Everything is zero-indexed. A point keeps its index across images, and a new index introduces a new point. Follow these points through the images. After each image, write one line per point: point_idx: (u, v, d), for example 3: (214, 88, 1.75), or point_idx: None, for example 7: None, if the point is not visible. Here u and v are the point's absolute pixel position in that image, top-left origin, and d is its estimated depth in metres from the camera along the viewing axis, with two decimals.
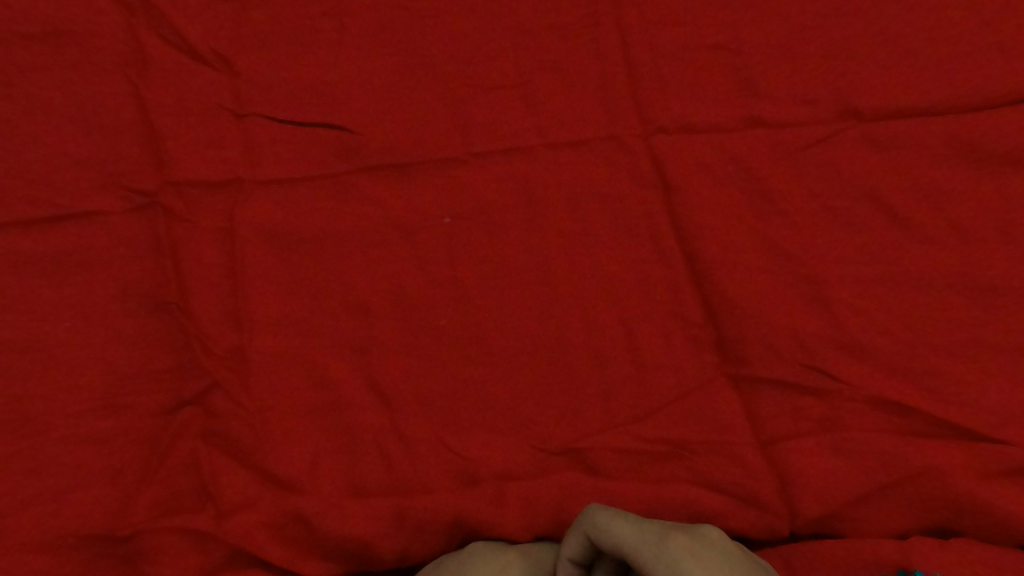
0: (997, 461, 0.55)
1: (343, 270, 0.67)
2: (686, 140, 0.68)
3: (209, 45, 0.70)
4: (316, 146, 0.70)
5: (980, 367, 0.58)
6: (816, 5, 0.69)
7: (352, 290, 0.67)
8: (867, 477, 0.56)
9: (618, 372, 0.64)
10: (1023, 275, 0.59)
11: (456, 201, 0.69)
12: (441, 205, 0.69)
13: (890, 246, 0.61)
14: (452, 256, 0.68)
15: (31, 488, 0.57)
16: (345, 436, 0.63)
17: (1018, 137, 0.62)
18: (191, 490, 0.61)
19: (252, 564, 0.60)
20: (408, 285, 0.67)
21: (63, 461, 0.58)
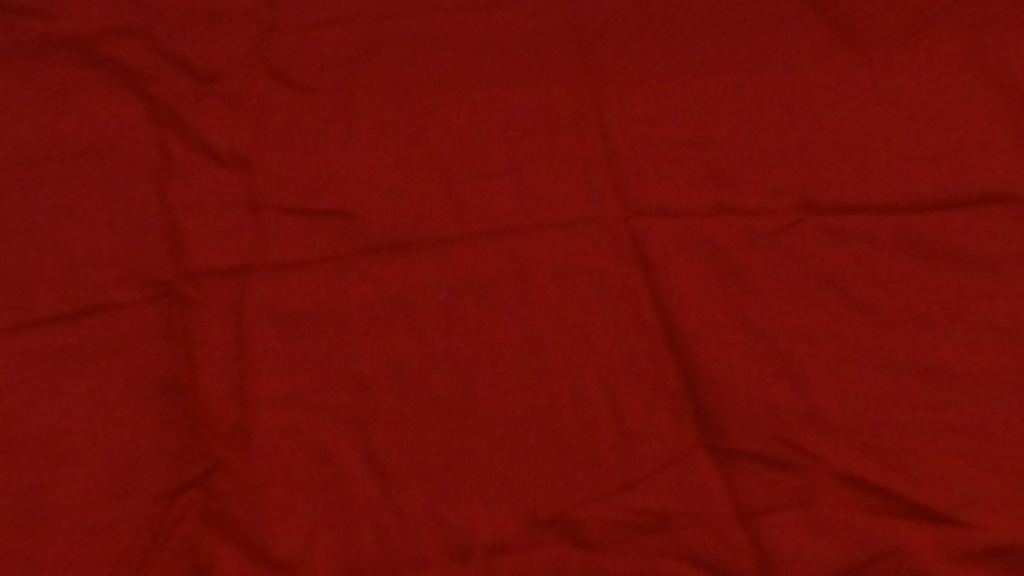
0: (961, 541, 0.57)
1: (343, 345, 0.70)
2: (662, 224, 0.74)
3: (230, 149, 0.79)
4: (321, 231, 0.76)
5: (942, 445, 0.61)
6: (771, 110, 0.78)
7: (351, 364, 0.69)
8: (843, 554, 0.58)
9: (606, 446, 0.65)
10: (972, 359, 0.64)
11: (450, 278, 0.73)
12: (436, 282, 0.73)
13: (853, 327, 0.66)
14: (446, 332, 0.70)
15: (34, 572, 0.59)
16: (337, 513, 0.63)
17: (955, 232, 0.68)
18: (184, 572, 0.60)
19: None
20: (405, 359, 0.69)
21: (67, 543, 0.60)
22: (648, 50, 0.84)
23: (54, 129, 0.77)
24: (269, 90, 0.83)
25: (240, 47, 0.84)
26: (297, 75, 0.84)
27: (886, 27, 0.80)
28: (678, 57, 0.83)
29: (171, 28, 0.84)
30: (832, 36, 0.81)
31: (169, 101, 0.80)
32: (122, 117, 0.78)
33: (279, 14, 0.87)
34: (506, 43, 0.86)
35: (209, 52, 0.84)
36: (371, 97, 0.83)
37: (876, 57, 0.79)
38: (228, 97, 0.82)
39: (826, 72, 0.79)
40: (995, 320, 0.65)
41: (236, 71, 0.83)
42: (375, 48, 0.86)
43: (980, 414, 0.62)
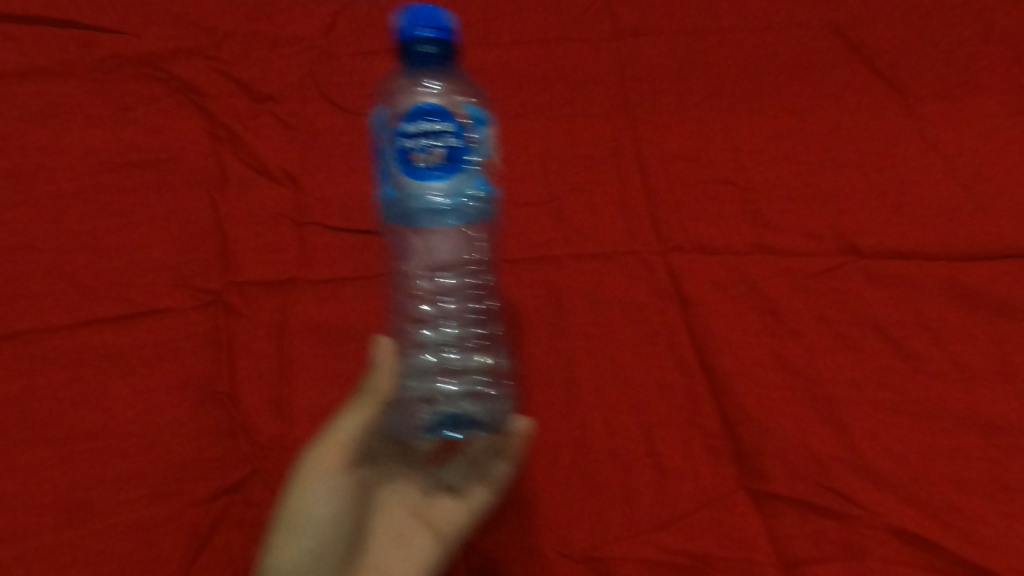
0: None
1: None
2: (702, 260, 0.75)
3: (280, 166, 0.81)
4: (362, 250, 0.77)
5: (990, 503, 0.60)
6: (810, 153, 0.79)
7: None
8: None
9: (643, 482, 0.64)
10: (1021, 415, 0.62)
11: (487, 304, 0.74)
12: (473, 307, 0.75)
13: (897, 376, 0.66)
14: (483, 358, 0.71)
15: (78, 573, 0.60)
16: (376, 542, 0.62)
17: (1002, 285, 0.68)
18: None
19: None
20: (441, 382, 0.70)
21: (109, 547, 0.61)
22: (692, 90, 0.86)
23: (116, 139, 0.80)
24: (322, 113, 0.86)
25: (296, 70, 0.87)
26: (348, 99, 0.87)
27: (929, 79, 0.81)
28: (718, 99, 0.85)
29: (231, 49, 0.87)
30: (874, 84, 0.82)
31: (225, 118, 0.83)
32: (182, 131, 0.81)
33: (333, 41, 0.90)
34: (552, 78, 0.88)
35: (266, 74, 0.86)
36: None
37: (919, 107, 0.80)
38: (282, 117, 0.84)
39: (869, 120, 0.80)
40: None
41: (290, 92, 0.86)
42: (424, 76, 0.89)
43: None
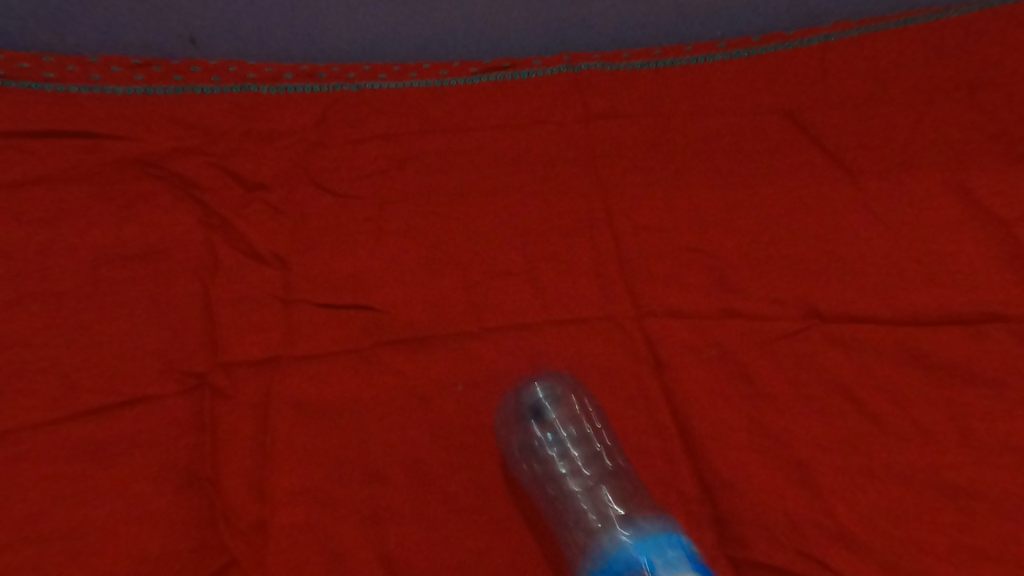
0: None
1: (368, 442, 0.74)
2: (672, 323, 0.80)
3: (269, 249, 0.86)
4: (349, 327, 0.82)
5: (977, 566, 0.59)
6: (766, 219, 0.85)
7: (373, 464, 0.73)
8: None
9: (623, 551, 0.66)
10: (992, 470, 0.64)
11: (470, 376, 0.79)
12: (455, 378, 0.79)
13: (860, 441, 0.68)
14: (466, 428, 0.76)
15: None
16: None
17: (959, 343, 0.71)
18: None
19: None
20: (427, 461, 0.74)
21: None
22: (657, 168, 0.92)
23: (111, 232, 0.84)
24: (310, 197, 0.91)
25: (286, 158, 0.94)
26: (335, 181, 0.93)
27: (871, 152, 0.88)
28: (681, 172, 0.91)
29: (228, 144, 0.94)
30: (819, 157, 0.89)
31: (217, 205, 0.88)
32: (175, 221, 0.86)
33: (322, 131, 0.97)
34: (529, 158, 0.95)
35: (257, 164, 0.93)
36: (403, 207, 0.92)
37: (865, 182, 0.86)
38: (273, 204, 0.90)
39: (819, 189, 0.86)
40: (1011, 432, 0.66)
41: (280, 178, 0.92)
42: (407, 161, 0.96)
43: (1011, 535, 0.60)
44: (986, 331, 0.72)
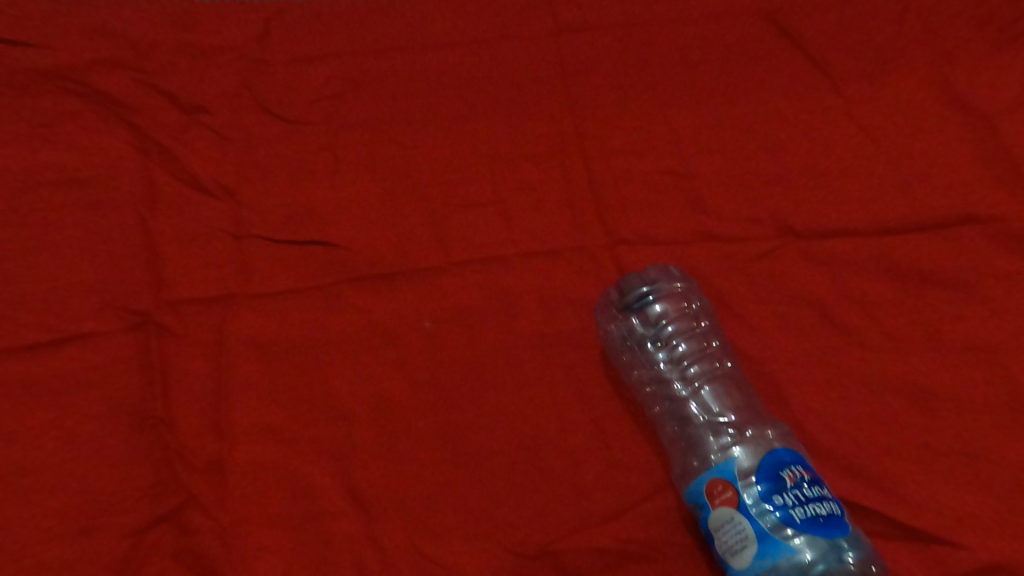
0: (938, 555, 0.60)
1: (334, 378, 0.74)
2: (645, 251, 0.78)
3: (214, 179, 0.80)
4: (307, 262, 0.78)
5: (921, 464, 0.64)
6: (745, 137, 0.81)
7: (337, 403, 0.73)
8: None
9: (591, 465, 0.72)
10: (949, 376, 0.66)
11: (439, 311, 0.78)
12: (421, 313, 0.78)
13: (817, 359, 0.69)
14: (435, 362, 0.76)
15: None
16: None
17: (931, 255, 0.71)
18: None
19: None
20: (397, 397, 0.74)
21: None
22: (632, 86, 0.86)
23: (33, 158, 0.77)
24: (258, 122, 0.84)
25: (227, 77, 0.85)
26: (284, 105, 0.85)
27: (858, 60, 0.83)
28: (657, 89, 0.86)
29: (160, 59, 0.85)
30: (805, 67, 0.84)
31: (152, 130, 0.81)
32: (106, 148, 0.79)
33: (265, 46, 0.88)
34: (496, 77, 0.89)
35: (195, 84, 0.84)
36: (360, 133, 0.86)
37: (849, 93, 0.81)
38: (216, 129, 0.83)
39: (801, 104, 0.82)
40: (970, 339, 0.68)
41: (222, 101, 0.84)
42: (363, 82, 0.88)
43: (955, 434, 0.64)
44: (950, 247, 0.71)
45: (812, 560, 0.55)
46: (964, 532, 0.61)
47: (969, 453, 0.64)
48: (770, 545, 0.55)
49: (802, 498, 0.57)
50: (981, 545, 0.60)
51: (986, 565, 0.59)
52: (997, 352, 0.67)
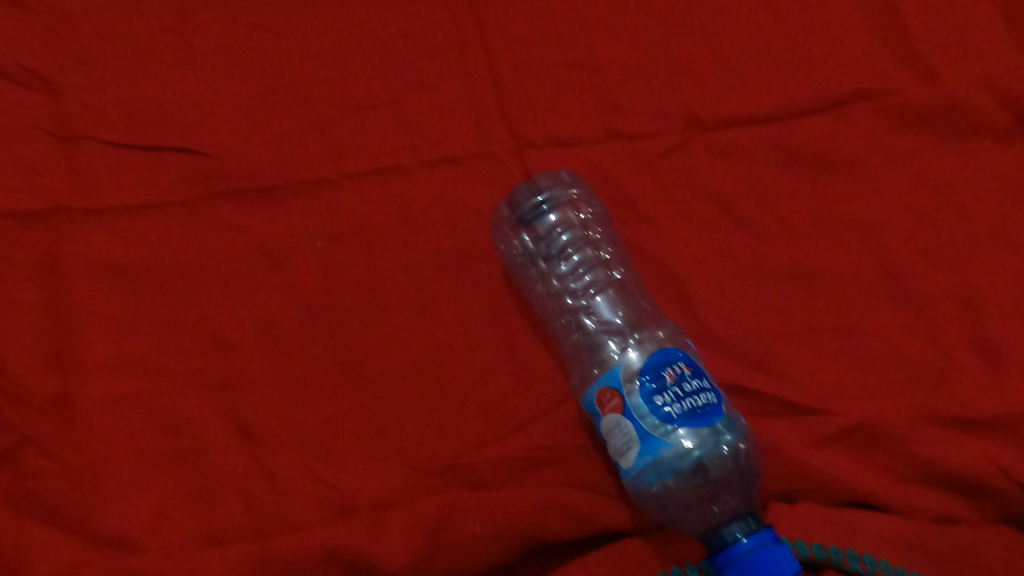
0: (820, 429, 0.63)
1: (208, 304, 0.66)
2: (555, 154, 0.73)
3: (25, 65, 0.69)
4: (161, 172, 0.68)
5: (812, 348, 0.66)
6: (657, 24, 0.75)
7: (212, 325, 0.66)
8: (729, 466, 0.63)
9: (500, 379, 0.70)
10: (845, 261, 0.68)
11: (328, 225, 0.70)
12: (312, 232, 0.69)
13: (710, 255, 0.71)
14: (328, 279, 0.69)
15: None
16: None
17: (835, 141, 0.70)
18: None
19: None
20: (283, 321, 0.67)
21: None
22: None
23: None
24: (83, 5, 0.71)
25: None
26: None
27: None
28: None
29: None
30: None
31: None
32: None
33: None
34: None
35: None
36: (219, 19, 0.73)
37: None
38: (21, 5, 0.70)
39: None
40: (868, 221, 0.68)
41: None
42: None
43: (851, 313, 0.66)
44: (844, 129, 0.71)
45: (691, 447, 0.59)
46: (836, 400, 0.64)
47: (860, 331, 0.66)
48: (652, 441, 0.59)
49: (680, 395, 0.60)
50: (853, 412, 0.63)
51: (856, 426, 0.62)
52: (880, 231, 0.68)
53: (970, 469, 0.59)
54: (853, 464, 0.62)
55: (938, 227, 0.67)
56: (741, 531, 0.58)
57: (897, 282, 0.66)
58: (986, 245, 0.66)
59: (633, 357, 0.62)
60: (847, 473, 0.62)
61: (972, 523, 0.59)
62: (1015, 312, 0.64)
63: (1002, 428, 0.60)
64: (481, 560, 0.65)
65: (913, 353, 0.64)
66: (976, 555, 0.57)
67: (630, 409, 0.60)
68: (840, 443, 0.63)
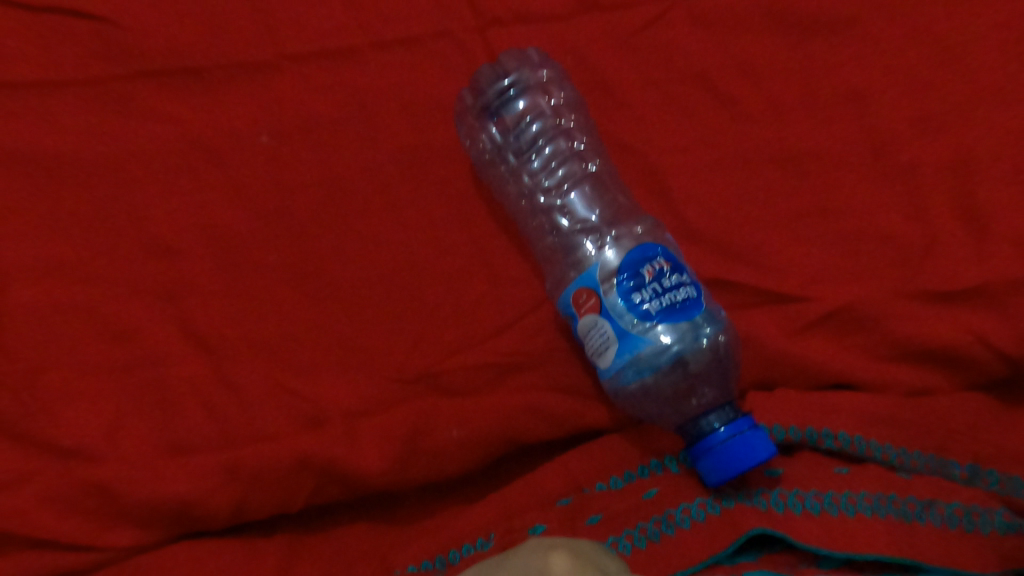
0: (801, 317, 0.62)
1: (144, 203, 0.63)
2: (521, 32, 0.67)
3: None
4: (81, 59, 0.63)
5: (795, 235, 0.64)
6: None
7: (154, 233, 0.63)
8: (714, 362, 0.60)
9: (472, 283, 0.66)
10: (834, 139, 0.64)
11: (273, 118, 0.65)
12: (255, 124, 0.64)
13: (689, 142, 0.66)
14: (277, 177, 0.65)
15: None
16: (565, 552, 0.48)
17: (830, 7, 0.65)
18: None
19: (57, 546, 0.57)
20: (230, 224, 0.64)
21: None
22: None
23: None
24: None
25: None
26: None
27: None
28: None
29: None
30: None
31: None
32: None
33: None
34: None
35: None
36: None
37: None
38: None
39: None
40: (858, 95, 0.64)
41: None
42: None
43: (836, 197, 0.63)
44: None
45: (669, 343, 0.57)
46: (816, 286, 0.63)
47: (844, 214, 0.63)
48: (630, 339, 0.57)
49: (658, 291, 0.57)
50: (835, 296, 0.62)
51: (833, 311, 0.61)
52: (871, 107, 0.64)
53: (944, 339, 0.59)
54: (831, 349, 0.62)
55: (930, 97, 0.63)
56: (720, 421, 0.57)
57: (882, 158, 0.63)
58: (977, 110, 0.62)
59: (610, 256, 0.58)
60: (825, 358, 0.61)
61: (948, 393, 0.59)
62: (1004, 175, 0.61)
63: (982, 296, 0.59)
64: (459, 464, 0.64)
65: (894, 229, 0.62)
66: (948, 420, 0.58)
67: (605, 308, 0.57)
68: (816, 329, 0.62)
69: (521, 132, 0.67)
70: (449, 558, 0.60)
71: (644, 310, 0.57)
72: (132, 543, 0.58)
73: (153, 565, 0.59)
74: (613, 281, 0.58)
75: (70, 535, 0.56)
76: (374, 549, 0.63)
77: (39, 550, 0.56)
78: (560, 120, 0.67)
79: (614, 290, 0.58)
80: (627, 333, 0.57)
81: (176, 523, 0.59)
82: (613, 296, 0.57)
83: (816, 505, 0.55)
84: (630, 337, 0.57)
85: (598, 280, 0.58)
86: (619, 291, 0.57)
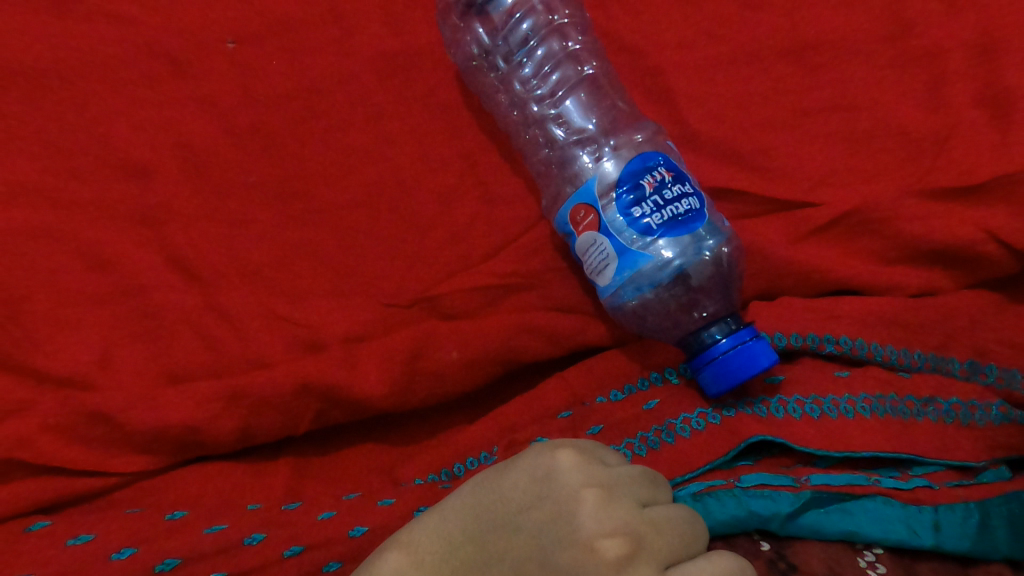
0: (808, 223, 0.59)
1: (107, 116, 0.61)
2: None
3: None
4: None
5: (800, 136, 0.61)
6: None
7: (122, 151, 0.60)
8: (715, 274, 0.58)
9: (463, 200, 0.63)
10: (840, 29, 0.61)
11: (240, 24, 0.62)
12: (220, 30, 0.62)
13: (687, 41, 0.63)
14: (246, 88, 0.62)
15: None
16: (569, 448, 0.48)
17: None
18: None
19: (62, 473, 0.57)
20: (202, 139, 0.61)
21: None
22: None
23: None
24: None
25: None
26: None
27: None
28: None
29: None
30: None
31: None
32: None
33: None
34: None
35: None
36: None
37: None
38: None
39: None
40: None
41: None
42: None
43: (840, 93, 0.61)
44: None
45: (671, 257, 0.55)
46: (822, 190, 0.60)
47: (849, 110, 0.60)
48: (631, 256, 0.54)
49: (660, 204, 0.54)
50: (842, 199, 0.59)
51: (841, 215, 0.59)
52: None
53: (957, 237, 0.56)
54: (837, 255, 0.60)
55: None
56: (720, 332, 0.56)
57: (888, 49, 0.60)
58: None
59: (609, 168, 0.55)
60: (831, 264, 0.59)
61: (953, 293, 0.58)
62: (1018, 63, 0.58)
63: (999, 190, 0.56)
64: (459, 386, 0.62)
65: (900, 126, 0.59)
66: (955, 321, 0.57)
67: (605, 225, 0.54)
68: (823, 235, 0.60)
69: (509, 32, 0.63)
70: (454, 471, 0.61)
71: (645, 225, 0.54)
72: (139, 468, 0.58)
73: (161, 490, 0.59)
74: (610, 195, 0.55)
75: (75, 462, 0.56)
76: (381, 468, 0.64)
77: (45, 478, 0.57)
78: (551, 20, 0.63)
79: (613, 204, 0.54)
80: (628, 250, 0.54)
81: (179, 449, 0.59)
82: (612, 211, 0.54)
83: (817, 410, 0.56)
84: (632, 255, 0.54)
85: (595, 194, 0.55)
86: (619, 205, 0.54)
